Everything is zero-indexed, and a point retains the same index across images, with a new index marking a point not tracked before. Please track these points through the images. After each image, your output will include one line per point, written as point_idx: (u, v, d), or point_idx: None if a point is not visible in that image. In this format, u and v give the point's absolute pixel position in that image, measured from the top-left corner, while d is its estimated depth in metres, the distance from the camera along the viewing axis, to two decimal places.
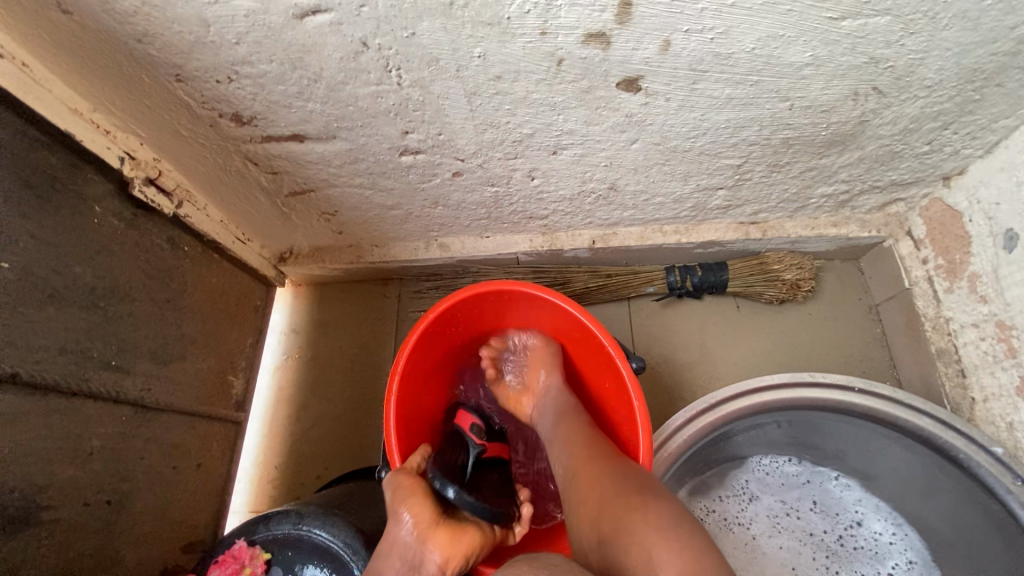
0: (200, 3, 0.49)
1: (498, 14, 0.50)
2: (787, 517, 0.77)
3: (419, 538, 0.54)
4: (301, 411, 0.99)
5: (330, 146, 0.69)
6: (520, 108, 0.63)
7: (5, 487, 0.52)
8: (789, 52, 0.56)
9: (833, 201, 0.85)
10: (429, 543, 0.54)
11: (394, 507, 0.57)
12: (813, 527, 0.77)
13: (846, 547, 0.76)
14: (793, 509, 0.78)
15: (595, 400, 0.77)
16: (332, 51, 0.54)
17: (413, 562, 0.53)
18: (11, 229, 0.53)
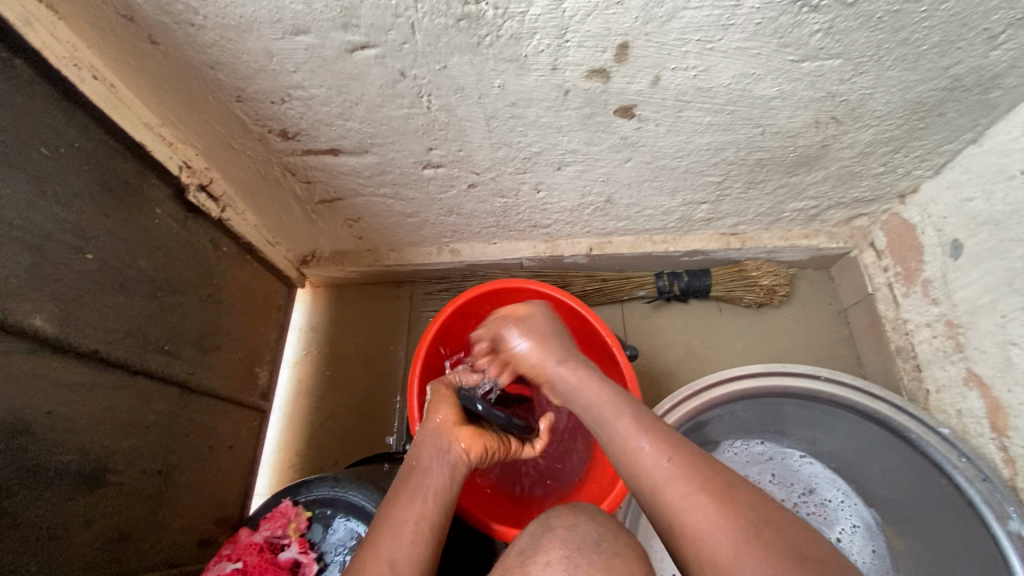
0: (269, 39, 0.58)
1: (518, 52, 0.60)
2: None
3: (450, 430, 0.63)
4: (319, 402, 1.06)
5: (362, 159, 0.78)
6: (530, 129, 0.73)
7: (82, 449, 0.59)
8: (759, 87, 0.66)
9: (804, 215, 0.95)
10: (457, 435, 0.62)
11: (429, 413, 0.66)
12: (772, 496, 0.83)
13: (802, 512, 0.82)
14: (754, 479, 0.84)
15: None
16: (374, 79, 0.64)
17: (443, 447, 0.61)
18: (94, 225, 0.61)
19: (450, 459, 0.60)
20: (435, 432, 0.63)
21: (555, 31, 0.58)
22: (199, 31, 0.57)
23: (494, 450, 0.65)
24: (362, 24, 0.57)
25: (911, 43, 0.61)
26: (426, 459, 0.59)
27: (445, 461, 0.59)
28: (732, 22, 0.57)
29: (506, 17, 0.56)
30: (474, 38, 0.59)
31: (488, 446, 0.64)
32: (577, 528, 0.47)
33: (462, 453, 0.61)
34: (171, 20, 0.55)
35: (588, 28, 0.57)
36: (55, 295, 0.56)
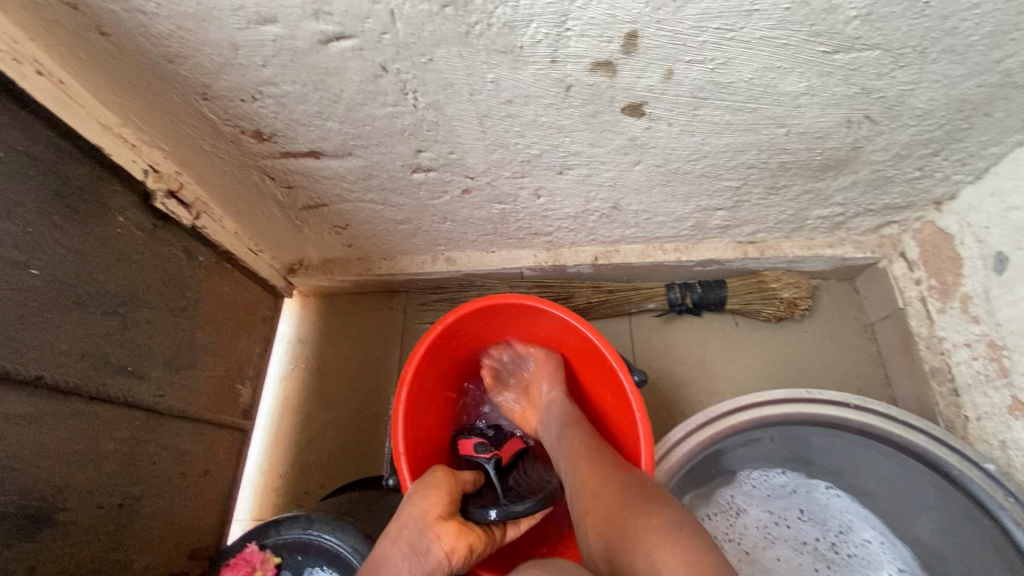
0: (232, 29, 0.52)
1: (512, 43, 0.54)
2: (776, 527, 0.74)
3: (431, 526, 0.55)
4: (306, 420, 1.00)
5: (345, 162, 0.72)
6: (528, 130, 0.66)
7: (24, 487, 0.53)
8: (785, 82, 0.59)
9: (829, 222, 0.88)
10: (438, 532, 0.55)
11: (414, 494, 0.58)
12: (803, 535, 0.73)
13: (840, 555, 0.72)
14: (778, 517, 0.74)
15: (598, 413, 0.79)
16: (353, 74, 0.57)
17: (421, 551, 0.54)
18: (41, 237, 0.56)
19: (424, 565, 0.53)
20: (416, 525, 0.55)
21: (554, 19, 0.51)
22: (152, 20, 0.51)
23: (476, 550, 0.57)
24: (335, 11, 0.50)
25: (961, 32, 0.53)
26: (401, 563, 0.53)
27: (417, 566, 0.53)
28: (757, 8, 0.50)
29: (497, 3, 0.49)
30: (462, 27, 0.52)
31: (472, 546, 0.57)
32: None
33: (442, 561, 0.54)
34: (120, 8, 0.49)
35: (591, 14, 0.50)
36: None
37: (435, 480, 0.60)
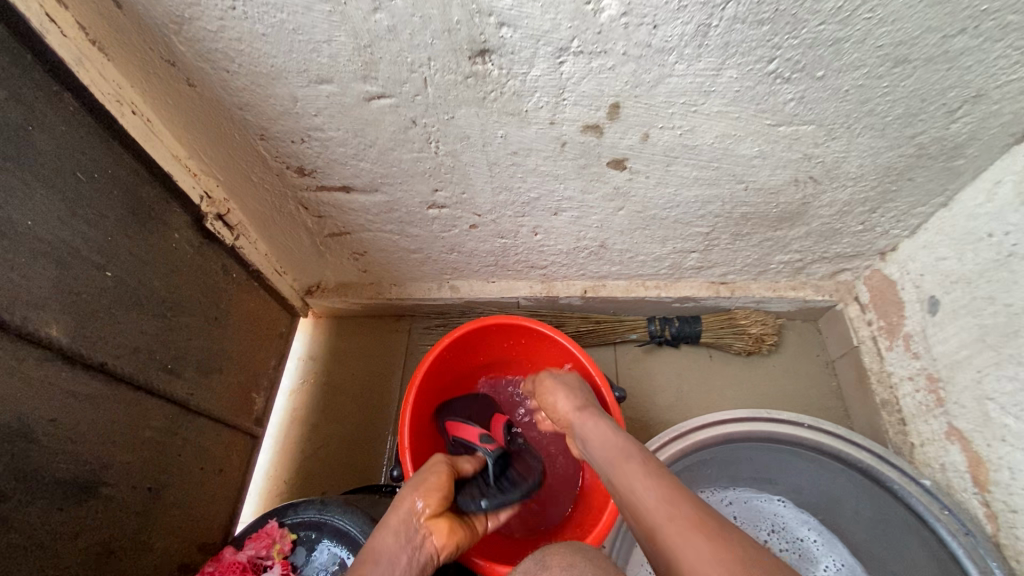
0: (295, 86, 0.64)
1: (519, 107, 0.67)
2: None
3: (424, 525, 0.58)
4: (312, 431, 1.07)
5: (371, 197, 0.84)
6: (529, 177, 0.79)
7: (79, 459, 0.61)
8: (741, 146, 0.72)
9: (790, 267, 1.00)
10: (431, 529, 0.58)
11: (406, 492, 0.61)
12: None
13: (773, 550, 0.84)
14: None
15: None
16: (387, 125, 0.70)
17: (415, 539, 0.56)
18: (116, 245, 0.66)
19: (419, 556, 0.56)
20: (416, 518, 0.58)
21: (553, 91, 0.64)
22: (233, 76, 0.63)
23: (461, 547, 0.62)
24: (380, 77, 0.63)
25: (877, 114, 0.67)
26: (399, 552, 0.54)
27: (412, 554, 0.55)
28: (713, 89, 0.63)
29: (509, 77, 0.63)
30: (480, 94, 0.65)
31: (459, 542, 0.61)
32: (573, 567, 0.46)
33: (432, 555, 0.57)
34: (210, 66, 0.62)
35: (583, 89, 0.64)
36: (73, 308, 0.60)
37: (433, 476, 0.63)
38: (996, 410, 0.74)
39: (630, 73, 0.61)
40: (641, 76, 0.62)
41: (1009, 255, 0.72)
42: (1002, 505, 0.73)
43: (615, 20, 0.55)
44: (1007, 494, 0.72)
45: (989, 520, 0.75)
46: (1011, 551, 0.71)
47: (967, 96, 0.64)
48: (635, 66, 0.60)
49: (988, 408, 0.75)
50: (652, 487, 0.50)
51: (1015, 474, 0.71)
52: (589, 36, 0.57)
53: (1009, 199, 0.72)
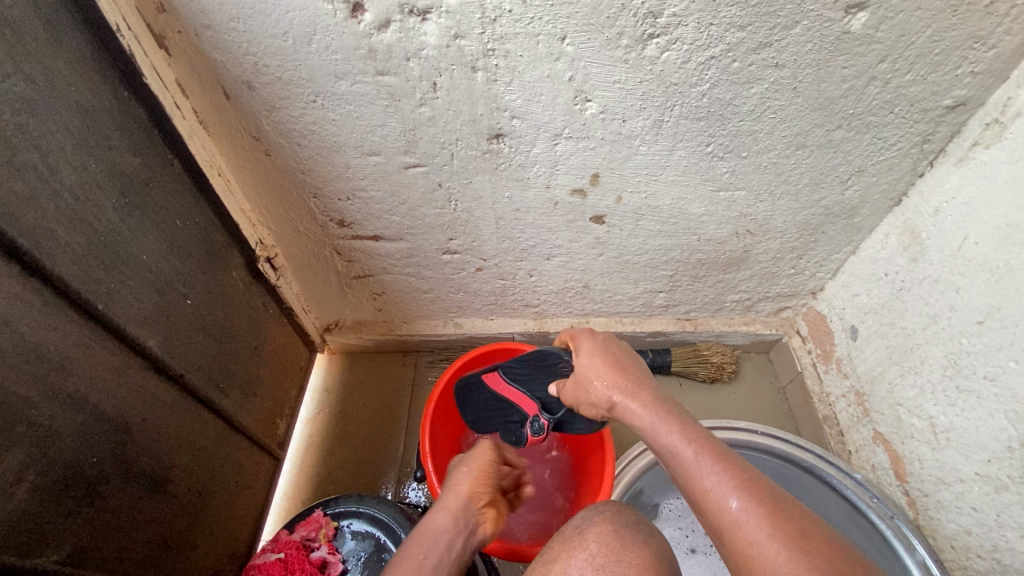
0: (351, 157, 0.83)
1: (522, 175, 0.87)
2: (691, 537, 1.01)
3: (470, 513, 0.70)
4: (328, 455, 1.17)
5: (397, 245, 1.01)
6: (528, 229, 0.98)
7: (156, 457, 0.72)
8: (692, 207, 0.93)
9: (741, 306, 1.19)
10: (477, 519, 0.70)
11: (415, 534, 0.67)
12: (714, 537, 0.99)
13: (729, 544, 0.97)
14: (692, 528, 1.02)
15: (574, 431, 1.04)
16: (419, 188, 0.89)
17: (460, 527, 0.68)
18: (194, 279, 0.81)
19: (462, 541, 0.68)
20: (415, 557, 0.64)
21: (549, 163, 0.84)
22: (302, 149, 0.82)
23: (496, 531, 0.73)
24: (418, 152, 0.83)
25: (791, 183, 0.89)
26: (451, 531, 0.67)
27: (455, 537, 0.67)
28: (669, 164, 0.85)
29: (516, 153, 0.83)
30: (493, 165, 0.85)
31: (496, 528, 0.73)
32: (620, 512, 0.61)
33: (474, 540, 0.69)
34: (288, 142, 0.80)
35: (571, 162, 0.84)
36: (166, 327, 0.74)
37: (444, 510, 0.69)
38: (905, 412, 0.92)
39: (606, 152, 0.82)
40: (614, 154, 0.83)
41: (901, 289, 0.93)
42: (918, 492, 0.90)
43: (595, 115, 0.77)
44: (920, 482, 0.90)
45: (910, 506, 0.92)
46: (929, 529, 0.88)
47: (853, 170, 0.87)
48: (610, 148, 0.82)
49: (900, 412, 0.93)
50: (778, 523, 0.54)
51: (923, 464, 0.89)
52: (576, 127, 0.78)
53: (895, 247, 0.94)
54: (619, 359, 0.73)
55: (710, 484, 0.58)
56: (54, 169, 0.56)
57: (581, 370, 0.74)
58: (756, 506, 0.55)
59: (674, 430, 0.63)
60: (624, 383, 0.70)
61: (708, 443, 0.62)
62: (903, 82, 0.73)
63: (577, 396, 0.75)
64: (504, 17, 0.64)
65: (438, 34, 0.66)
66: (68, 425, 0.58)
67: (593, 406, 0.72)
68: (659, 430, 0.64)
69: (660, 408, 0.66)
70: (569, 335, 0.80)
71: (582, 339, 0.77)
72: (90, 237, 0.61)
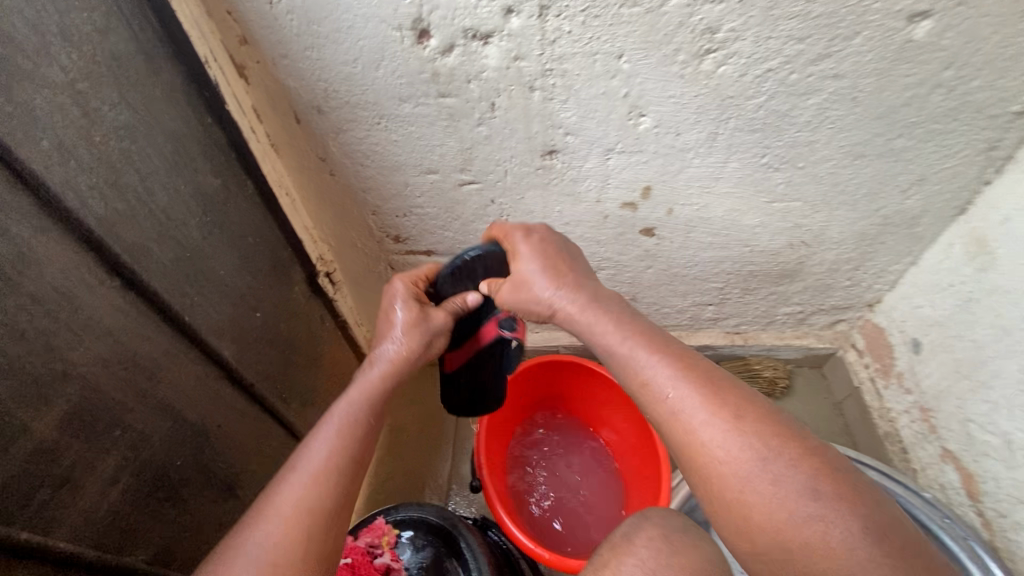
0: (409, 175, 0.86)
1: (574, 189, 0.88)
2: None
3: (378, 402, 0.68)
4: (378, 466, 1.20)
5: (448, 259, 1.04)
6: (577, 242, 0.99)
7: (228, 462, 0.76)
8: (745, 219, 0.92)
9: (793, 318, 1.17)
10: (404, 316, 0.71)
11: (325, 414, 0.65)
12: None
13: None
14: None
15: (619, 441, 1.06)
16: (471, 204, 0.91)
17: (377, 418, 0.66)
18: (264, 293, 0.85)
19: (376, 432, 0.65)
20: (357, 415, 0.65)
21: (600, 177, 0.86)
22: (364, 168, 0.85)
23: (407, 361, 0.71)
24: (473, 169, 0.85)
25: (847, 193, 0.88)
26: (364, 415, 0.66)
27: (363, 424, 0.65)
28: (722, 176, 0.85)
29: (569, 168, 0.84)
30: (546, 180, 0.87)
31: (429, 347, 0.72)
32: (667, 518, 0.60)
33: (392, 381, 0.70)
34: (351, 161, 0.84)
35: (623, 176, 0.85)
36: (238, 337, 0.78)
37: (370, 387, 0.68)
38: (976, 429, 0.89)
39: (659, 165, 0.83)
40: (667, 167, 0.83)
41: (969, 301, 0.90)
42: (993, 512, 0.87)
43: (649, 130, 0.78)
44: (995, 502, 0.87)
45: (985, 528, 0.89)
46: (1006, 552, 0.85)
47: (915, 179, 0.85)
48: (663, 161, 0.82)
49: (970, 428, 0.90)
50: (737, 422, 0.55)
51: (999, 483, 0.86)
52: (629, 141, 0.80)
53: (960, 257, 0.91)
54: (559, 258, 0.70)
55: (651, 378, 0.60)
56: (151, 191, 0.61)
57: (520, 274, 0.69)
58: (700, 394, 0.58)
59: (608, 329, 0.65)
60: (563, 287, 0.67)
61: (651, 340, 0.63)
62: (969, 88, 0.71)
63: (513, 300, 0.69)
64: (563, 38, 0.66)
65: (499, 57, 0.69)
66: (157, 430, 0.62)
67: (533, 310, 0.69)
68: (596, 326, 0.65)
69: (597, 305, 0.66)
70: (501, 231, 0.74)
71: (514, 240, 0.71)
72: (179, 253, 0.65)
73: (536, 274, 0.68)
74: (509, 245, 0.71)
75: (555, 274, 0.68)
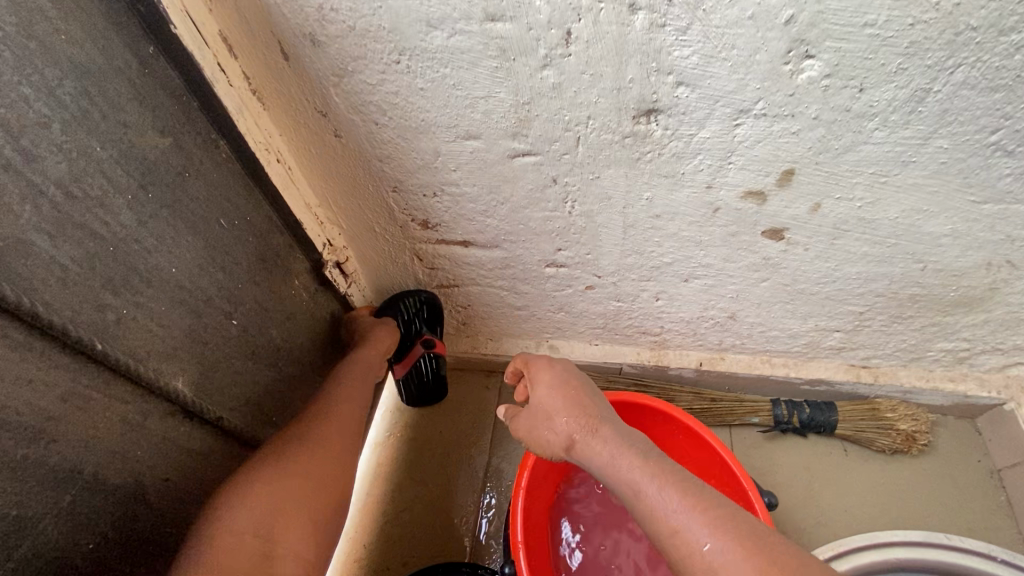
0: (441, 141, 0.62)
1: (675, 169, 0.61)
2: None
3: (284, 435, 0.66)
4: (396, 490, 1.00)
5: (490, 253, 0.80)
6: (667, 241, 0.72)
7: (184, 521, 0.58)
8: (930, 224, 0.62)
9: (952, 356, 0.85)
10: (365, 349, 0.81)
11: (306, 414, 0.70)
12: None
13: None
14: None
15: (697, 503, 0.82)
16: (525, 183, 0.66)
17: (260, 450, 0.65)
18: (245, 293, 0.64)
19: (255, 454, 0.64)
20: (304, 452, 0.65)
21: (720, 153, 0.58)
22: (380, 129, 0.61)
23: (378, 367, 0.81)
24: (530, 134, 0.59)
25: None
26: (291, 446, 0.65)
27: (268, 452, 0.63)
28: (914, 159, 0.55)
29: (673, 138, 0.57)
30: (634, 154, 0.60)
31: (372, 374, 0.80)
32: None
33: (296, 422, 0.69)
34: (360, 118, 0.60)
35: (756, 153, 0.57)
36: (202, 358, 0.58)
37: (348, 390, 0.75)
38: None
39: (817, 138, 0.54)
40: (829, 142, 0.54)
41: None
42: None
43: (814, 81, 0.49)
44: None
45: None
46: None
47: None
48: (825, 131, 0.53)
49: None
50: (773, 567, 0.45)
51: None
52: (777, 98, 0.51)
53: None
54: (576, 393, 0.65)
55: (683, 525, 0.50)
56: (30, 156, 0.39)
57: (538, 406, 0.66)
58: (735, 547, 0.47)
59: (633, 463, 0.56)
60: (580, 419, 0.62)
61: (662, 468, 0.55)
62: None
63: (529, 423, 0.67)
64: None
65: None
66: (47, 509, 0.43)
67: (547, 445, 0.65)
68: (618, 464, 0.57)
69: (618, 437, 0.59)
70: (523, 361, 0.70)
71: (537, 369, 0.68)
72: (91, 248, 0.44)
73: (556, 410, 0.64)
74: (530, 375, 0.68)
75: (573, 410, 0.63)
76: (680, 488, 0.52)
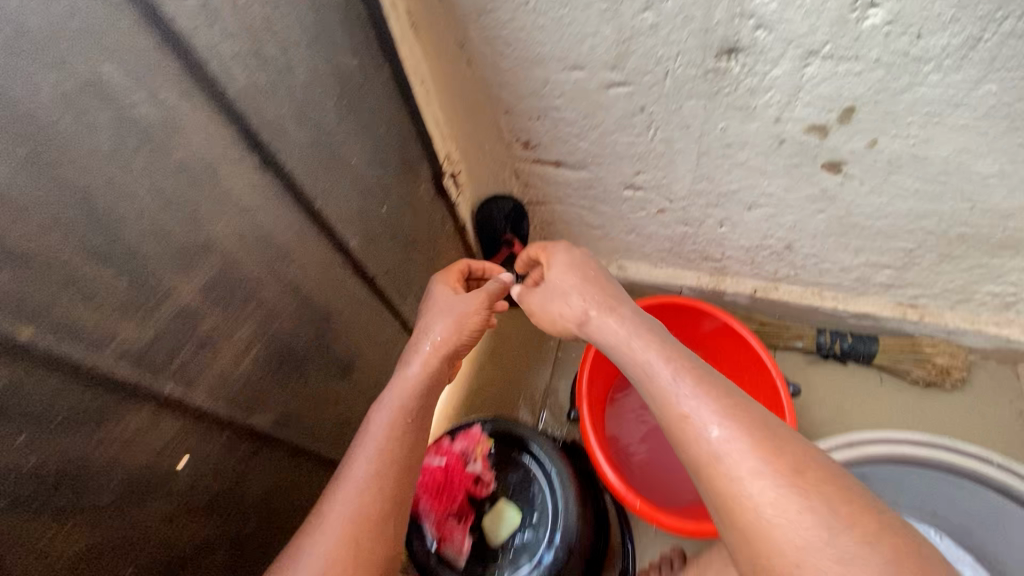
0: (552, 71, 0.76)
1: (748, 103, 0.72)
2: None
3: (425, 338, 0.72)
4: (479, 371, 1.22)
5: (577, 173, 0.94)
6: (735, 169, 0.83)
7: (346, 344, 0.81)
8: (979, 163, 0.70)
9: (999, 300, 0.92)
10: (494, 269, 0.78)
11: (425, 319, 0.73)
12: None
13: None
14: None
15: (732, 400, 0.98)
16: (616, 110, 0.79)
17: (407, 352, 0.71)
18: (392, 187, 0.83)
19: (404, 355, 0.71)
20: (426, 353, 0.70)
21: (789, 90, 0.68)
22: (504, 59, 0.76)
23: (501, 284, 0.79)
24: (626, 67, 0.72)
25: None
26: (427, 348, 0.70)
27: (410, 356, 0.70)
28: (965, 102, 0.63)
29: (748, 74, 0.68)
30: (714, 88, 0.71)
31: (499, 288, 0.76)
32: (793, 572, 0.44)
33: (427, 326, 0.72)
34: (490, 50, 0.75)
35: (821, 90, 0.67)
36: (365, 229, 0.78)
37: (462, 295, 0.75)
38: None
39: (877, 79, 0.63)
40: (888, 82, 0.64)
41: None
42: None
43: (877, 27, 0.58)
44: None
45: None
46: None
47: None
48: (884, 73, 0.63)
49: None
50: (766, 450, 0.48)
51: None
52: (843, 42, 0.61)
53: None
54: (590, 274, 0.70)
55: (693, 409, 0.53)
56: (291, 67, 0.58)
57: (553, 284, 0.71)
58: (740, 430, 0.50)
59: (645, 343, 0.61)
60: (593, 300, 0.67)
61: (673, 352, 0.59)
62: None
63: (545, 306, 0.72)
64: None
65: None
66: (284, 308, 0.66)
67: (559, 318, 0.70)
68: (631, 343, 0.62)
69: (632, 317, 0.65)
70: (540, 248, 0.76)
71: (554, 253, 0.73)
72: (315, 135, 0.64)
73: (570, 294, 0.69)
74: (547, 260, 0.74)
75: (586, 293, 0.68)
76: (690, 372, 0.56)
